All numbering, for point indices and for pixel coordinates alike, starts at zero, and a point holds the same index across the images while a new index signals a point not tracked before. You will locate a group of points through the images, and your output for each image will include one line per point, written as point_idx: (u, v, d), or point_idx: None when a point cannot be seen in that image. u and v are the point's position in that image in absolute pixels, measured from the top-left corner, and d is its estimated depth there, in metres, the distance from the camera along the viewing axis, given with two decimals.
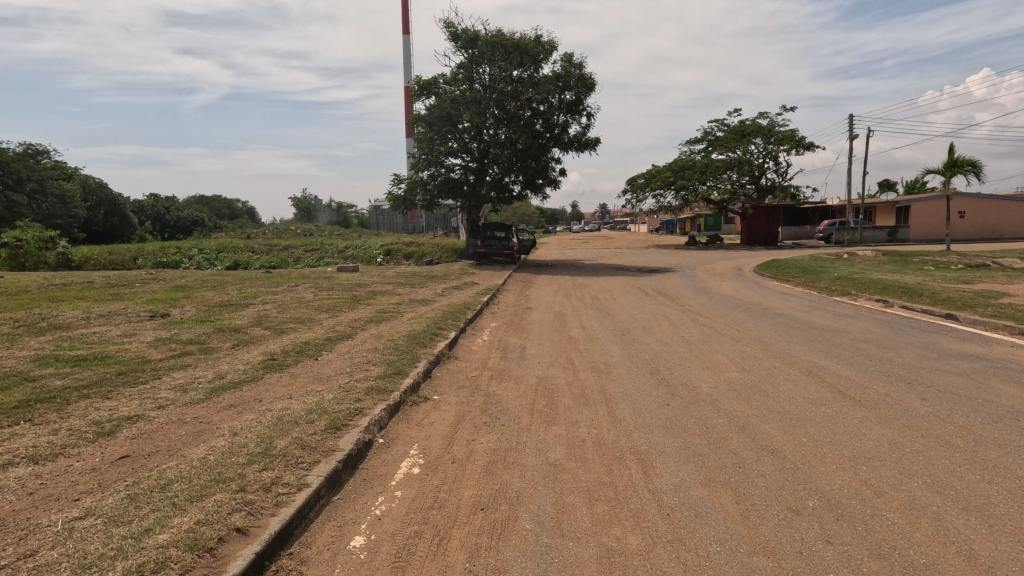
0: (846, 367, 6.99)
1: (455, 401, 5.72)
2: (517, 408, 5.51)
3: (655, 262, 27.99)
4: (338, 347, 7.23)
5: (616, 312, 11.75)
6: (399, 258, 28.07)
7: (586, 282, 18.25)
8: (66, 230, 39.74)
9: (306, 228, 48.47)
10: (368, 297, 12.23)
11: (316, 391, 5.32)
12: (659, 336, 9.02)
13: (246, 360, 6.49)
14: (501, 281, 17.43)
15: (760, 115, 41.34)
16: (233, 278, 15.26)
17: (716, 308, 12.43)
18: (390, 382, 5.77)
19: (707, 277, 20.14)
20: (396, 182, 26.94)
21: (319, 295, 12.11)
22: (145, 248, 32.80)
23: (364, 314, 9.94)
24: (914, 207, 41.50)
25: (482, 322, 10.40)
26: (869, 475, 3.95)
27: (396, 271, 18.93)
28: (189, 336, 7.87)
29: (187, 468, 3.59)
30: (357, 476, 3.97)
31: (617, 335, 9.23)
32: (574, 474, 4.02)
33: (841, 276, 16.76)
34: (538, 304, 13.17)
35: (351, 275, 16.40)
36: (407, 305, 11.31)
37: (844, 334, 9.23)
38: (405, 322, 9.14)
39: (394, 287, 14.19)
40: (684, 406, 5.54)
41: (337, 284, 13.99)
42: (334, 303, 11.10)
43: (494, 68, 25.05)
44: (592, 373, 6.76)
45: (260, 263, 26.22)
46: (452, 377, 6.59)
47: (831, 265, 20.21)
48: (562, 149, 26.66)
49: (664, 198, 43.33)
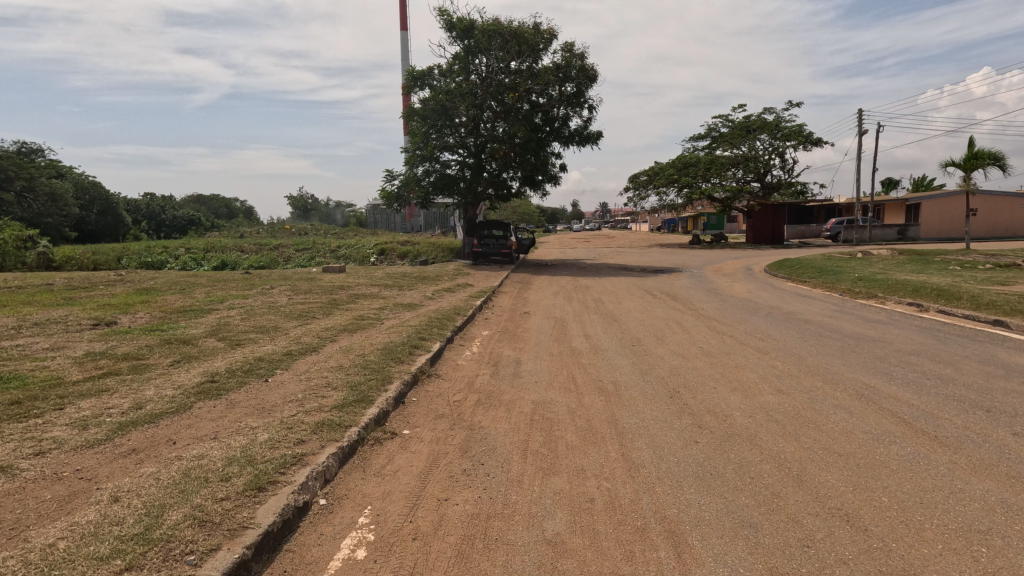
0: (903, 388, 5.84)
1: (428, 438, 4.57)
2: (506, 448, 4.35)
3: (660, 262, 26.83)
4: (296, 365, 6.06)
5: (623, 318, 10.62)
6: (393, 257, 26.95)
7: (589, 282, 17.13)
8: (57, 231, 38.63)
9: (301, 227, 47.32)
10: (348, 301, 11.08)
11: (248, 429, 4.17)
12: (673, 348, 7.90)
13: (178, 382, 5.35)
14: (498, 282, 16.32)
15: (767, 110, 40.22)
16: (207, 280, 14.12)
17: (732, 312, 11.31)
18: (348, 414, 4.61)
19: (717, 277, 19.01)
20: (389, 178, 25.81)
21: (295, 299, 10.97)
22: (130, 248, 31.66)
23: (339, 322, 8.79)
24: (925, 205, 40.37)
25: (474, 329, 9.27)
26: (994, 563, 2.82)
27: (386, 271, 17.81)
28: (127, 350, 6.73)
29: (16, 568, 2.47)
30: (275, 566, 2.82)
31: (625, 345, 8.12)
32: (581, 561, 2.89)
33: (862, 276, 15.63)
34: (536, 309, 12.00)
35: (337, 276, 15.27)
36: (389, 311, 10.16)
37: (885, 344, 8.10)
38: (382, 331, 7.97)
39: (380, 290, 13.06)
40: (717, 444, 4.40)
41: (318, 286, 12.87)
42: (309, 308, 9.95)
43: (491, 58, 23.84)
44: (600, 398, 5.62)
45: (247, 263, 25.05)
46: (430, 403, 5.45)
47: (849, 265, 19.08)
48: (563, 143, 25.52)
49: (667, 195, 42.19)
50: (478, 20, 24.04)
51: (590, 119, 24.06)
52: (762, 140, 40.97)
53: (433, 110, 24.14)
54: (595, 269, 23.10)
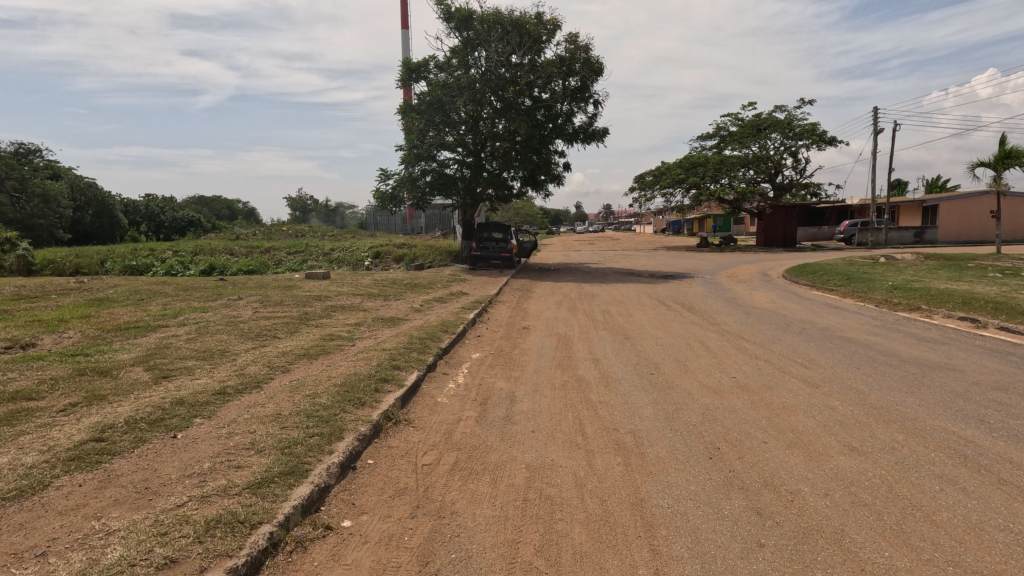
0: (1014, 446, 4.42)
1: (375, 537, 3.21)
2: (486, 560, 2.99)
3: (669, 266, 25.51)
4: (223, 411, 4.68)
5: (636, 335, 9.25)
6: (388, 261, 25.65)
7: (595, 290, 15.77)
8: (50, 233, 37.40)
9: (297, 228, 46.15)
10: (321, 315, 9.68)
11: (100, 536, 2.82)
12: (700, 379, 6.54)
13: (51, 442, 3.97)
14: (496, 289, 14.97)
15: (778, 108, 38.87)
16: (174, 288, 12.77)
17: (760, 328, 9.92)
18: (261, 502, 3.23)
19: (733, 284, 17.64)
20: (383, 178, 24.44)
21: (262, 313, 9.59)
22: (117, 251, 30.33)
23: (301, 344, 7.40)
24: (943, 206, 38.89)
25: (462, 352, 7.90)
26: None
27: (376, 277, 16.49)
28: (21, 387, 5.35)
29: None
30: None
31: (641, 374, 6.76)
32: None
33: (895, 285, 14.23)
34: (537, 322, 10.61)
35: (319, 284, 13.91)
36: (365, 328, 8.80)
37: (954, 373, 6.69)
38: (348, 358, 6.58)
39: (362, 301, 11.71)
40: (792, 554, 3.02)
41: (292, 296, 11.49)
42: (272, 326, 8.57)
43: (491, 51, 22.54)
44: (617, 460, 4.26)
45: (235, 269, 23.73)
46: (390, 469, 4.08)
47: (875, 271, 17.66)
48: (567, 141, 24.15)
49: (674, 196, 40.71)
50: (477, 11, 22.72)
51: (596, 114, 22.74)
52: (773, 139, 39.55)
53: (430, 104, 22.83)
54: (601, 274, 21.71)
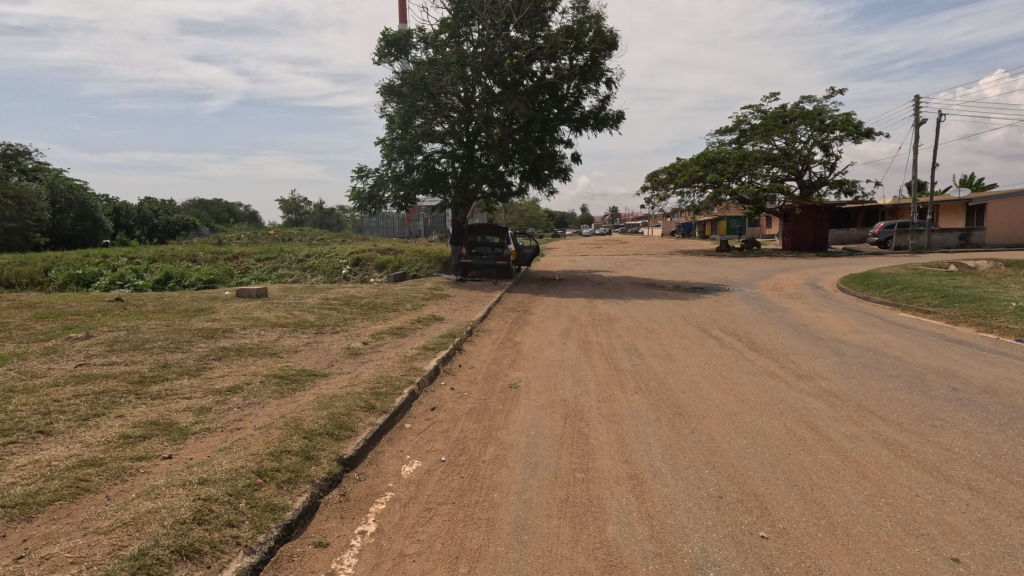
0: None
1: None
2: None
3: (695, 275, 21.91)
4: None
5: (690, 406, 5.61)
6: (369, 269, 22.16)
7: (610, 310, 12.18)
8: (24, 238, 33.70)
9: (286, 232, 42.24)
10: (185, 372, 6.00)
11: None
12: (886, 570, 2.90)
13: None
14: (483, 311, 11.40)
15: (806, 98, 35.14)
16: (31, 316, 9.02)
17: (882, 387, 6.24)
18: None
19: (786, 300, 14.06)
20: (360, 175, 20.84)
21: (88, 369, 5.89)
22: (70, 257, 26.70)
23: (57, 460, 3.71)
24: (990, 207, 35.09)
25: (388, 461, 4.27)
26: None
27: (332, 293, 12.91)
28: None
29: None
30: None
31: (742, 548, 3.13)
32: None
33: (1020, 306, 10.57)
34: (531, 374, 6.95)
35: (241, 307, 10.27)
36: (239, 400, 5.17)
37: None
38: (96, 520, 2.94)
39: (281, 336, 8.08)
40: None
41: (179, 331, 7.81)
42: (66, 403, 4.84)
43: (484, 21, 18.95)
44: None
45: (191, 279, 20.21)
46: None
47: (964, 284, 13.98)
48: (575, 129, 20.42)
49: (690, 195, 37.02)
50: None
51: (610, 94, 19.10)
52: (801, 131, 35.74)
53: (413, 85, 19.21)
54: (617, 285, 18.21)
